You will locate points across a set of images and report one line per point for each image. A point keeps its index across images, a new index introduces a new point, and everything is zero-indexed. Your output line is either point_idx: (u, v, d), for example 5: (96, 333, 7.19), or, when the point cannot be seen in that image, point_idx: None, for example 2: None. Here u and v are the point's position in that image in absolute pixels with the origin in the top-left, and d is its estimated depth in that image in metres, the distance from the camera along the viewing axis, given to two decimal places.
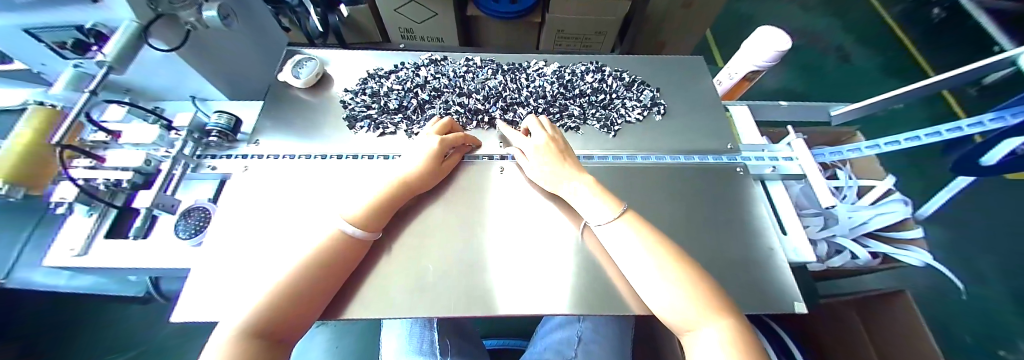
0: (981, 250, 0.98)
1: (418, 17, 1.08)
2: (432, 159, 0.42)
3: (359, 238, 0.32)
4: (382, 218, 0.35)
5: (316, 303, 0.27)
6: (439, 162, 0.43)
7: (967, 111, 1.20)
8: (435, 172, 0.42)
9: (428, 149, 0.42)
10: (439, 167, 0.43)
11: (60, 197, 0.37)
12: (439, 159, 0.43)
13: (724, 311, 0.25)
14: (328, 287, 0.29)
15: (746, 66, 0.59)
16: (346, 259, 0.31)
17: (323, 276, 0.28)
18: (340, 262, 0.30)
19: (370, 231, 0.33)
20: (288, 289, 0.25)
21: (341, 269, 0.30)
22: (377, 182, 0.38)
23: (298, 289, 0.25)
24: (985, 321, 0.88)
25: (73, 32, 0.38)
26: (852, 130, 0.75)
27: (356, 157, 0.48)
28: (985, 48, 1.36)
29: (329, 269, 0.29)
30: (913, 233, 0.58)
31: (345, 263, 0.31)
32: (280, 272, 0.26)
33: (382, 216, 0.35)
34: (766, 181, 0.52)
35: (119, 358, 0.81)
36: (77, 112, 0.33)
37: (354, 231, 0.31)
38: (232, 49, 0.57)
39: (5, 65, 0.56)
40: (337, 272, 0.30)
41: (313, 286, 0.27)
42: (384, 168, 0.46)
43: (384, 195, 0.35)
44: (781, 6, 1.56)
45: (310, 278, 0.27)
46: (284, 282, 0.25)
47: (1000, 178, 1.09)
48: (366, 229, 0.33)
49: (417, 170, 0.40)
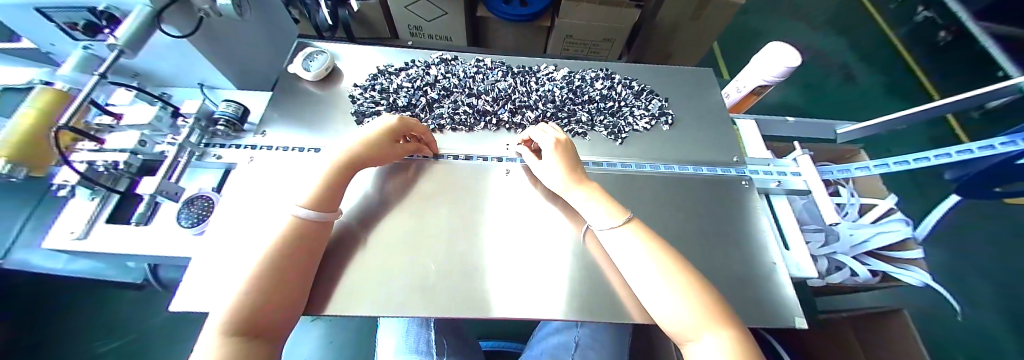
0: (978, 273, 0.98)
1: (429, 15, 1.09)
2: (385, 134, 0.41)
3: (315, 221, 0.31)
4: (333, 199, 0.34)
5: (296, 298, 0.27)
6: (393, 141, 0.43)
7: (969, 134, 1.21)
8: (389, 149, 0.42)
9: (383, 123, 0.41)
10: (394, 144, 0.43)
11: (64, 180, 0.37)
12: (393, 134, 0.42)
13: (725, 322, 0.25)
14: (299, 279, 0.28)
15: (755, 80, 0.59)
16: (306, 250, 0.29)
17: (291, 269, 0.27)
18: (301, 253, 0.29)
19: (326, 212, 0.32)
20: (266, 283, 0.24)
21: (304, 263, 0.29)
22: (321, 161, 0.36)
23: (274, 282, 0.25)
24: (980, 344, 0.89)
25: (84, 14, 0.37)
26: (856, 148, 0.76)
27: (297, 150, 0.47)
28: (989, 73, 1.38)
29: (297, 262, 0.28)
30: (913, 253, 0.58)
31: (309, 251, 0.30)
32: (251, 262, 0.26)
33: (334, 195, 0.34)
34: (770, 195, 0.53)
35: (110, 345, 0.80)
36: (85, 96, 0.32)
37: (308, 214, 0.30)
38: (243, 39, 0.56)
39: (15, 44, 0.56)
40: (302, 263, 0.29)
41: (286, 280, 0.26)
42: (306, 162, 0.46)
43: (332, 171, 0.34)
44: (788, 22, 1.57)
45: (279, 273, 0.26)
46: (256, 276, 0.25)
47: (997, 203, 1.10)
48: (320, 211, 0.31)
49: (363, 141, 0.39)
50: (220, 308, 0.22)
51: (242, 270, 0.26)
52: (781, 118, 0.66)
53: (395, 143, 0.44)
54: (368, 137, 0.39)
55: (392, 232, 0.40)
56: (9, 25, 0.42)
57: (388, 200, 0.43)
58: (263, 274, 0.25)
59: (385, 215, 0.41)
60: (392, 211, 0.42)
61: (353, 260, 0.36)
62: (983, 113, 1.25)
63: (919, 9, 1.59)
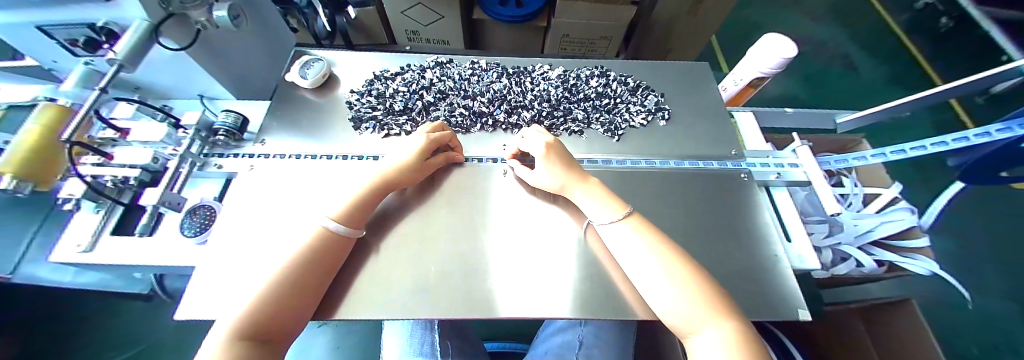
0: (988, 261, 0.96)
1: (425, 20, 1.09)
2: (421, 154, 0.42)
3: (342, 235, 0.32)
4: (363, 214, 0.35)
5: (310, 300, 0.27)
6: (426, 157, 0.43)
7: (974, 120, 1.20)
8: (422, 167, 0.42)
9: (416, 145, 0.42)
10: (426, 161, 0.43)
11: (69, 193, 0.37)
12: (426, 154, 0.43)
13: (728, 314, 0.25)
14: (319, 282, 0.29)
15: (751, 73, 0.59)
16: (330, 260, 0.30)
17: (315, 274, 0.28)
18: (326, 259, 0.30)
19: (354, 228, 0.33)
20: (277, 288, 0.25)
21: (330, 265, 0.30)
22: (364, 176, 0.38)
23: (290, 286, 0.26)
24: (992, 332, 0.87)
25: (85, 30, 0.38)
26: (858, 138, 0.75)
27: (302, 157, 0.48)
28: (993, 58, 1.36)
29: (322, 268, 0.29)
30: (919, 242, 0.57)
31: (331, 261, 0.30)
32: (270, 269, 0.27)
33: (363, 211, 0.35)
34: (770, 188, 0.52)
35: (119, 356, 0.81)
36: (88, 110, 0.33)
37: (337, 227, 0.31)
38: (240, 49, 0.57)
39: (18, 62, 0.57)
40: (323, 270, 0.29)
41: (303, 287, 0.27)
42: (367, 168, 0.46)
43: (367, 192, 0.36)
44: (786, 13, 1.56)
45: (297, 279, 0.26)
46: (274, 282, 0.25)
47: (1005, 188, 1.08)
48: (349, 225, 0.33)
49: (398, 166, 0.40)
50: (230, 314, 0.22)
51: (261, 274, 0.26)
52: (779, 110, 0.65)
53: (427, 159, 0.44)
54: (405, 163, 0.40)
55: (394, 236, 0.40)
56: (13, 44, 0.43)
57: (388, 204, 0.43)
58: (277, 281, 0.25)
59: (383, 220, 0.41)
60: (390, 215, 0.42)
61: (354, 265, 0.36)
62: (988, 98, 1.23)
63: None
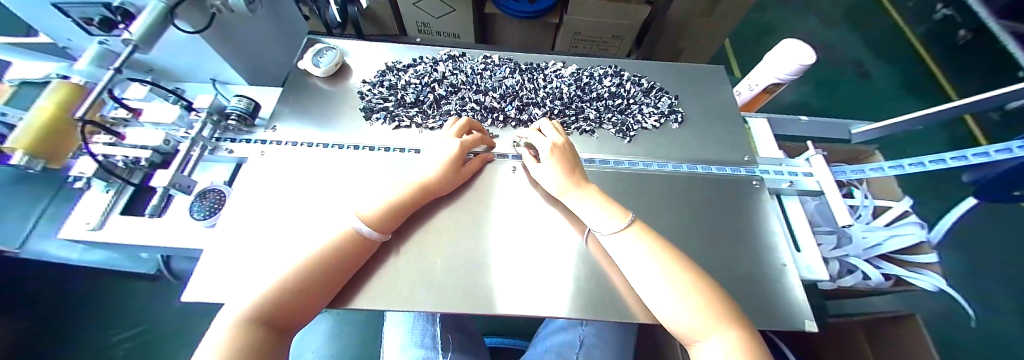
0: (992, 279, 0.95)
1: (436, 12, 1.08)
2: (453, 162, 0.41)
3: (372, 238, 0.32)
4: (393, 220, 0.35)
5: (328, 290, 0.28)
6: (457, 167, 0.42)
7: (986, 136, 1.18)
8: (455, 176, 0.42)
9: (446, 153, 0.41)
10: (458, 169, 0.42)
11: (80, 172, 0.38)
12: (460, 159, 0.42)
13: (734, 323, 0.25)
14: (339, 279, 0.29)
15: (768, 78, 0.58)
16: (352, 260, 0.30)
17: (338, 267, 0.29)
18: (348, 254, 0.30)
19: (382, 233, 0.34)
20: (303, 277, 0.25)
21: (355, 260, 0.31)
22: (397, 180, 0.38)
23: (314, 277, 0.26)
24: (995, 351, 0.86)
25: (100, 10, 0.37)
26: (871, 149, 0.74)
27: (313, 145, 0.47)
28: (1009, 73, 1.34)
29: (344, 263, 0.29)
30: (927, 257, 0.57)
31: (355, 260, 0.31)
32: (288, 262, 0.27)
33: (395, 217, 0.35)
34: (782, 196, 0.52)
35: (124, 333, 0.82)
36: (102, 89, 0.33)
37: (368, 231, 0.32)
38: (253, 35, 0.57)
39: (32, 39, 0.57)
40: (347, 266, 0.30)
41: (322, 279, 0.27)
42: (366, 160, 0.46)
43: (404, 198, 0.36)
44: (801, 20, 1.54)
45: (322, 272, 0.27)
46: (294, 272, 0.25)
47: (1015, 207, 1.06)
48: (379, 230, 0.33)
49: (436, 176, 0.39)
50: (243, 300, 0.22)
51: (280, 265, 0.26)
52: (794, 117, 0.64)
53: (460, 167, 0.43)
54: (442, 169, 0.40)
55: (401, 229, 0.40)
56: (30, 22, 0.43)
57: None
58: (298, 270, 0.26)
59: None
60: None
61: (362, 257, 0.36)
62: (1002, 114, 1.22)
63: (938, 6, 1.54)
